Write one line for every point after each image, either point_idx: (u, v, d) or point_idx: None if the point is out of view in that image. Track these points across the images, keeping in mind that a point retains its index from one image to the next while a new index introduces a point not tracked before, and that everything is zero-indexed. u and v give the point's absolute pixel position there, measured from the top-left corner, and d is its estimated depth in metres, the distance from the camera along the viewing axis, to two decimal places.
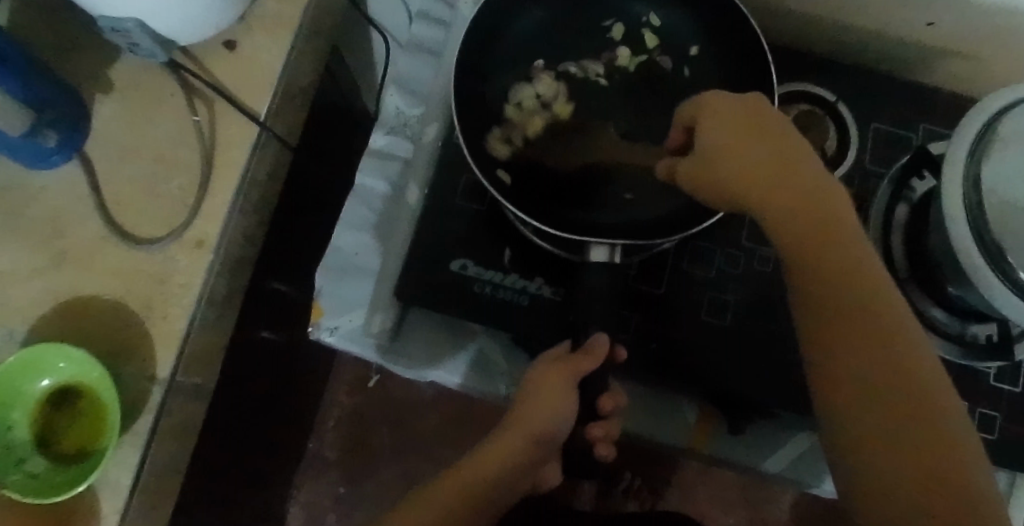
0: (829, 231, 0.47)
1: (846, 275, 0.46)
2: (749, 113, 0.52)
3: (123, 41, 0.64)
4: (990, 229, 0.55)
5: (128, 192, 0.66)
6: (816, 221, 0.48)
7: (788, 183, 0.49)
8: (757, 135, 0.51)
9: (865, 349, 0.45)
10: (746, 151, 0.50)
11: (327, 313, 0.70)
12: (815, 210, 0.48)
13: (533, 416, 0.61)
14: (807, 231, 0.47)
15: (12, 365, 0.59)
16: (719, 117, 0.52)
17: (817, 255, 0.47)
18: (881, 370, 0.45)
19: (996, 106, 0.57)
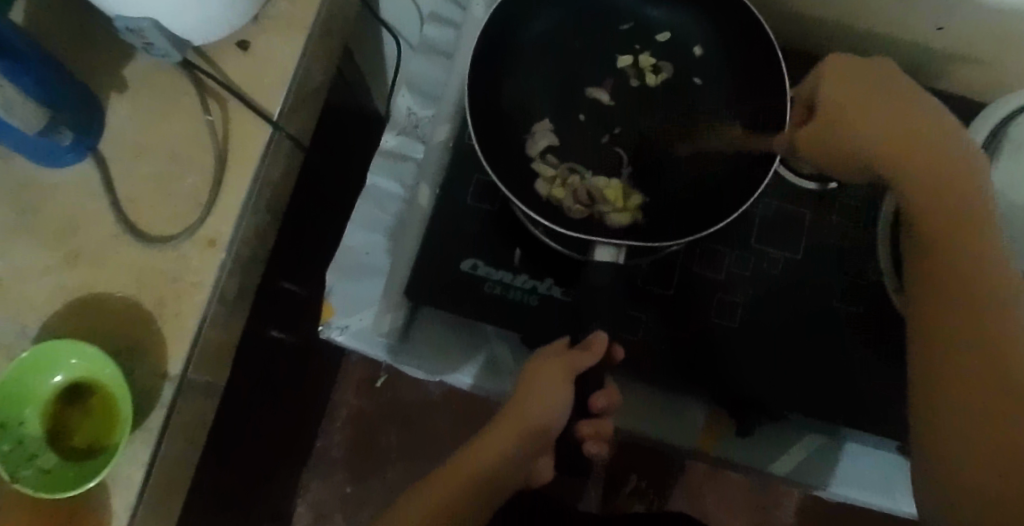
0: (947, 184, 0.49)
1: (954, 197, 0.49)
2: (868, 82, 0.52)
3: (138, 41, 0.64)
4: (999, 233, 0.54)
5: (142, 191, 0.67)
6: (906, 130, 0.50)
7: (903, 109, 0.51)
8: (881, 105, 0.51)
9: (933, 311, 0.49)
10: (864, 101, 0.51)
11: (337, 312, 0.71)
12: (923, 136, 0.50)
13: (529, 410, 0.61)
14: (934, 176, 0.49)
15: (26, 360, 0.59)
16: (836, 80, 0.53)
17: (939, 181, 0.49)
18: (976, 337, 0.47)
19: (1006, 110, 0.57)
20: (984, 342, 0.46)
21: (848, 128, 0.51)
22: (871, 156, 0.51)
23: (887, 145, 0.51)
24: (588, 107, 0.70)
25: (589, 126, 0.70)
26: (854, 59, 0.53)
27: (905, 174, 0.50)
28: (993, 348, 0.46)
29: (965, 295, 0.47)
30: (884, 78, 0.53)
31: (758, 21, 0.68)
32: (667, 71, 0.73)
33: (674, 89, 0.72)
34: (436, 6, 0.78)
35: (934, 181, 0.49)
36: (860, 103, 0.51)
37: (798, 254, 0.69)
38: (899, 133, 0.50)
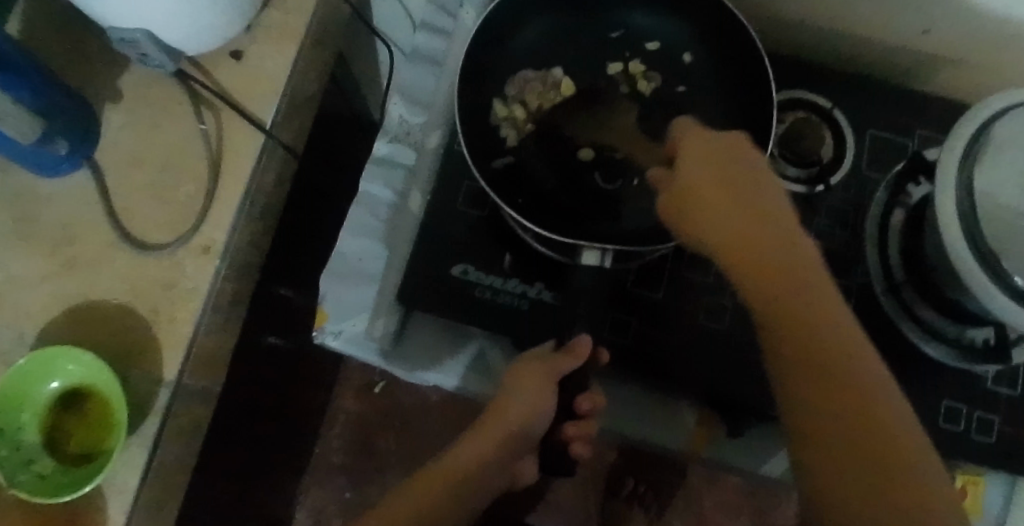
0: (771, 270, 0.46)
1: (787, 290, 0.45)
2: (725, 150, 0.52)
3: (133, 52, 0.66)
4: (983, 233, 0.55)
5: (137, 199, 0.68)
6: (749, 230, 0.48)
7: (757, 205, 0.49)
8: (720, 188, 0.50)
9: (800, 378, 0.43)
10: (705, 184, 0.50)
11: (331, 318, 0.71)
12: (735, 206, 0.49)
13: (514, 411, 0.62)
14: (733, 251, 0.47)
15: (22, 367, 0.60)
16: (697, 154, 0.52)
17: (748, 266, 0.47)
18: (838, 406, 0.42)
19: (985, 114, 0.58)
20: (852, 401, 0.42)
21: (701, 205, 0.50)
22: (710, 242, 0.49)
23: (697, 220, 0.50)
24: (575, 111, 0.70)
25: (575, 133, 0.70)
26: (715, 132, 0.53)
27: (748, 284, 0.47)
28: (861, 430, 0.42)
29: (832, 340, 0.43)
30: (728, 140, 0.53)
31: (747, 33, 0.68)
32: (656, 80, 0.73)
33: (664, 98, 0.72)
34: (426, 14, 0.79)
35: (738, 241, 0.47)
36: (699, 177, 0.51)
37: None
38: (743, 229, 0.48)
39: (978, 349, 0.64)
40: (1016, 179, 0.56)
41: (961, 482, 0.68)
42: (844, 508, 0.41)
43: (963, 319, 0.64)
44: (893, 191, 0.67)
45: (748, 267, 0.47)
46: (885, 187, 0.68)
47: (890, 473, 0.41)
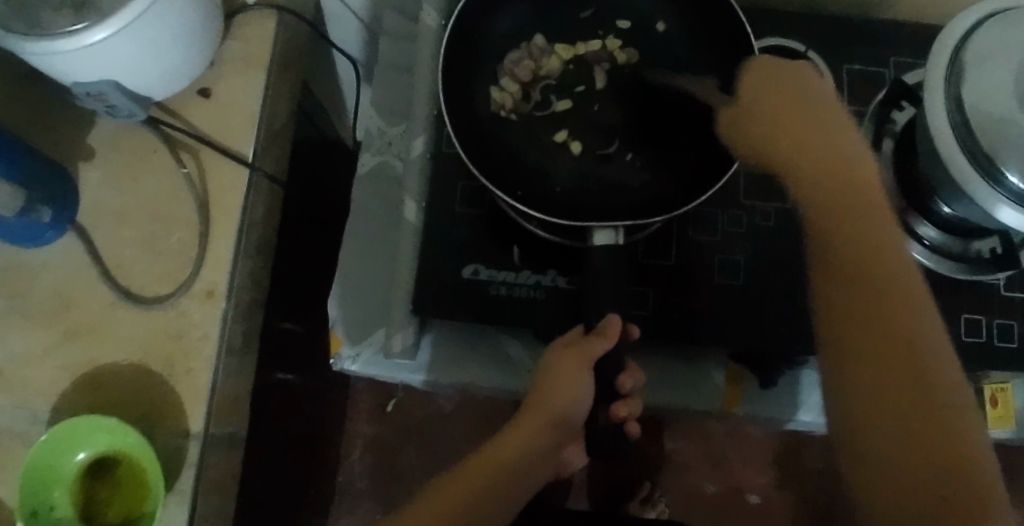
0: (839, 190, 0.51)
1: (847, 209, 0.50)
2: (788, 80, 0.56)
3: (99, 105, 0.63)
4: (978, 142, 0.56)
5: (130, 255, 0.66)
6: (811, 140, 0.53)
7: (822, 132, 0.53)
8: (793, 104, 0.54)
9: (844, 322, 0.47)
10: (776, 99, 0.55)
11: (346, 342, 0.71)
12: (794, 123, 0.53)
13: (551, 400, 0.63)
14: (821, 172, 0.51)
15: (45, 444, 0.58)
16: (767, 80, 0.56)
17: (833, 205, 0.50)
18: (889, 329, 0.46)
19: (956, 36, 0.60)
20: (871, 311, 0.47)
21: (749, 123, 0.55)
22: (761, 150, 0.54)
23: (786, 132, 0.53)
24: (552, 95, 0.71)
25: (553, 116, 0.71)
26: (781, 63, 0.57)
27: (823, 222, 0.51)
28: (884, 340, 0.46)
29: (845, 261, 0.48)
30: (790, 68, 0.57)
31: None
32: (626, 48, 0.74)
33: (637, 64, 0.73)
34: (389, 22, 0.78)
35: (799, 152, 0.52)
36: (775, 107, 0.55)
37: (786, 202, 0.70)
38: (797, 141, 0.53)
39: (984, 260, 0.67)
40: (1003, 85, 0.57)
41: (989, 391, 0.72)
42: (868, 417, 0.46)
43: (965, 234, 0.67)
44: (879, 121, 0.70)
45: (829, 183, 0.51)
46: (870, 118, 0.71)
47: (929, 379, 0.45)
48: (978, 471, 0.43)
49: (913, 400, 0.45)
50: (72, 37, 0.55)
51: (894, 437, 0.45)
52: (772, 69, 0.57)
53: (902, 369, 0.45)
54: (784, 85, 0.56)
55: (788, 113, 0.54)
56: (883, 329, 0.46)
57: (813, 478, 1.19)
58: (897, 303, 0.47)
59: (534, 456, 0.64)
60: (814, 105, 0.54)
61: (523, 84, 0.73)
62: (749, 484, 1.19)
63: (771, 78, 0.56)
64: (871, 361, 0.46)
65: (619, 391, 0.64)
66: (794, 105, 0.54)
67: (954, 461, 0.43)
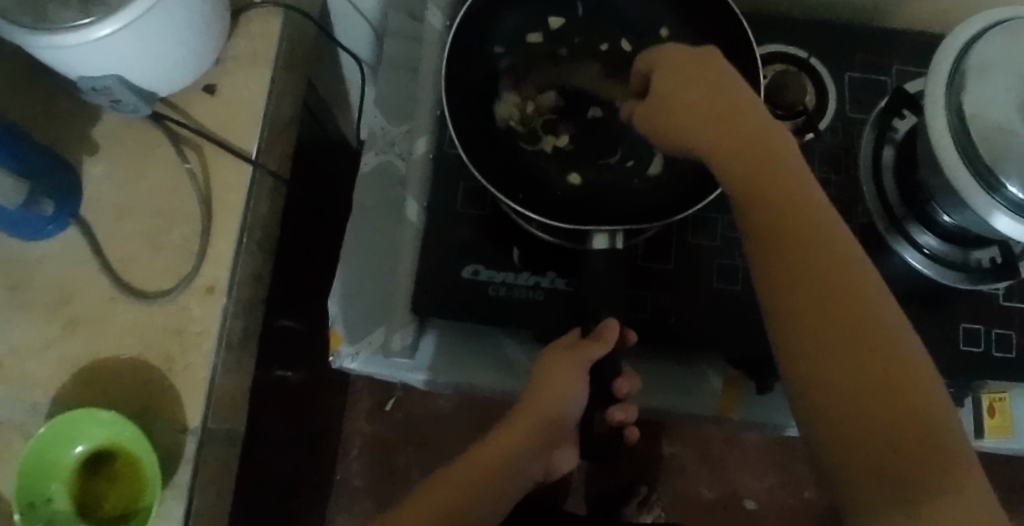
0: (759, 173, 0.49)
1: (793, 188, 0.49)
2: (698, 68, 0.54)
3: (105, 100, 0.63)
4: (977, 150, 0.56)
5: (131, 249, 0.66)
6: (730, 124, 0.51)
7: (737, 109, 0.52)
8: (717, 91, 0.52)
9: (801, 321, 0.47)
10: (694, 90, 0.53)
11: (345, 340, 0.71)
12: (736, 129, 0.51)
13: (543, 400, 0.63)
14: (746, 161, 0.50)
15: (42, 436, 0.59)
16: (669, 68, 0.55)
17: (761, 190, 0.49)
18: (843, 326, 0.46)
19: (957, 44, 0.60)
20: (817, 295, 0.47)
21: (677, 115, 0.53)
22: (694, 142, 0.52)
23: (722, 118, 0.51)
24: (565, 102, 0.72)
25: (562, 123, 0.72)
26: (677, 50, 0.55)
27: (756, 233, 0.49)
28: (826, 316, 0.46)
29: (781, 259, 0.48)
30: (697, 56, 0.54)
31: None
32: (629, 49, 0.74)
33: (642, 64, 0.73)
34: (396, 23, 0.79)
35: (729, 155, 0.50)
36: (678, 92, 0.53)
37: None
38: (727, 129, 0.51)
39: (985, 268, 0.66)
40: (1003, 96, 0.57)
41: (986, 401, 0.73)
42: (835, 418, 0.45)
43: (965, 243, 0.66)
44: (881, 129, 0.70)
45: (745, 167, 0.50)
46: (872, 127, 0.70)
47: (881, 365, 0.45)
48: (944, 449, 0.43)
49: (864, 380, 0.45)
50: (76, 32, 0.55)
51: (849, 419, 0.44)
52: (684, 59, 0.54)
53: (855, 346, 0.45)
54: (690, 69, 0.54)
55: (693, 104, 0.52)
56: (829, 312, 0.46)
57: (811, 484, 1.19)
58: (854, 290, 0.47)
59: (524, 455, 0.64)
60: (744, 92, 0.53)
61: (534, 88, 0.73)
62: (747, 488, 1.19)
63: (682, 65, 0.54)
64: (837, 367, 0.45)
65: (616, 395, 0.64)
66: (697, 86, 0.53)
67: (920, 445, 0.43)
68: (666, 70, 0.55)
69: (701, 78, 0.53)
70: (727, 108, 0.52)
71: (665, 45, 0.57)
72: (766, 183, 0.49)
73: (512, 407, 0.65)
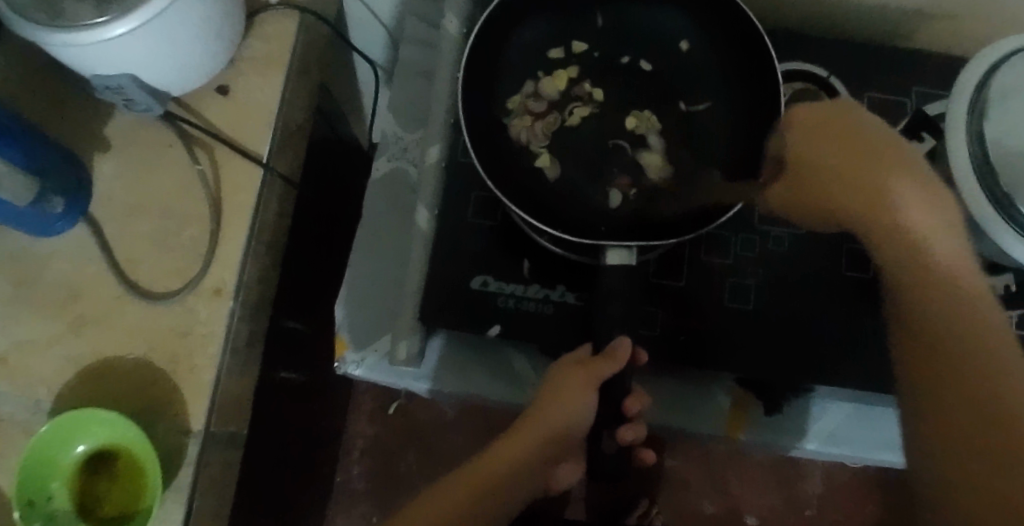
0: (887, 227, 0.53)
1: (929, 262, 0.51)
2: (841, 122, 0.56)
3: (117, 99, 0.63)
4: (997, 177, 0.56)
5: (140, 249, 0.66)
6: (864, 178, 0.53)
7: (866, 185, 0.53)
8: (860, 155, 0.54)
9: (933, 361, 0.49)
10: (823, 147, 0.55)
11: (351, 346, 0.70)
12: (867, 185, 0.53)
13: (551, 416, 0.62)
14: (863, 210, 0.54)
15: (45, 435, 0.58)
16: (811, 123, 0.57)
17: (884, 236, 0.53)
18: (962, 375, 0.48)
19: (986, 64, 0.59)
20: (956, 345, 0.49)
21: (811, 170, 0.56)
22: (834, 206, 0.55)
23: (839, 174, 0.54)
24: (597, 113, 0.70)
25: (594, 136, 0.70)
26: (821, 105, 0.57)
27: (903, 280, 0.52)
28: (942, 354, 0.49)
29: (931, 300, 0.50)
30: (840, 111, 0.56)
31: (741, 9, 0.70)
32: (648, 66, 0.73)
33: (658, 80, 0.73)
34: (410, 28, 0.78)
35: (852, 201, 0.54)
36: (833, 140, 0.55)
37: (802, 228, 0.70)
38: (846, 175, 0.54)
39: (999, 296, 0.66)
40: None
41: None
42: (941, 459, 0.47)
43: (980, 267, 0.66)
44: (900, 150, 0.69)
45: (878, 219, 0.53)
46: None
47: (990, 405, 0.47)
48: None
49: (954, 424, 0.47)
50: (92, 31, 0.55)
51: (958, 466, 0.46)
52: (818, 112, 0.57)
53: (984, 389, 0.47)
54: (839, 123, 0.56)
55: (849, 156, 0.54)
56: (950, 342, 0.49)
57: (813, 502, 1.18)
58: (977, 337, 0.49)
59: (529, 468, 0.63)
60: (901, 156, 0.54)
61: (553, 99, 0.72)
62: (749, 505, 1.18)
63: (826, 118, 0.56)
64: (950, 401, 0.48)
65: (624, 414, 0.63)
66: (875, 148, 0.54)
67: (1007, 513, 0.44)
68: (796, 131, 0.57)
69: (836, 130, 0.55)
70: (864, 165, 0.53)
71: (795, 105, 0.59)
72: (896, 243, 0.53)
73: (519, 418, 0.65)
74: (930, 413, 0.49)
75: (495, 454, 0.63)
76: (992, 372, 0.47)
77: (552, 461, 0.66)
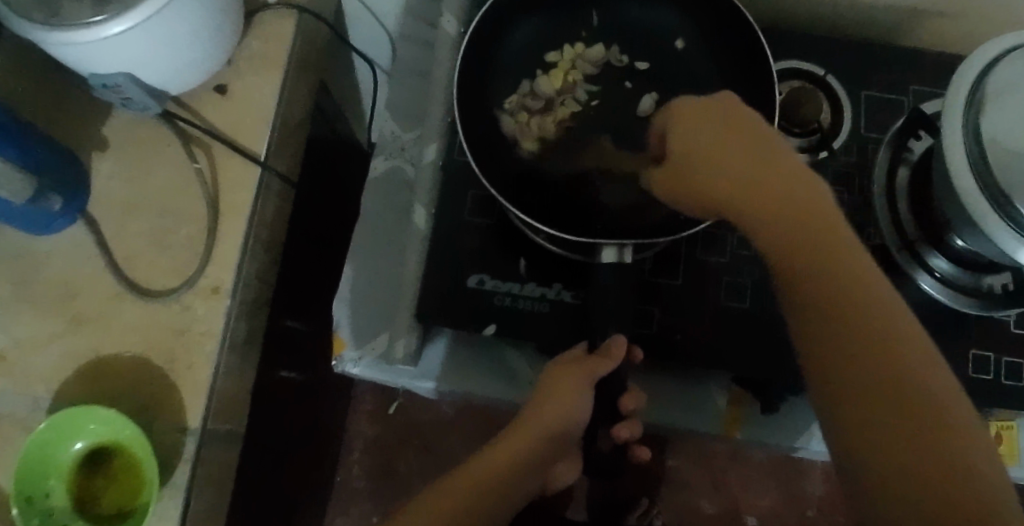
0: (800, 215, 0.47)
1: (841, 245, 0.46)
2: (724, 122, 0.52)
3: (116, 97, 0.63)
4: (993, 173, 0.55)
5: (137, 247, 0.66)
6: (758, 168, 0.49)
7: (773, 161, 0.50)
8: (744, 152, 0.50)
9: (846, 372, 0.44)
10: (711, 149, 0.51)
11: (348, 344, 0.70)
12: (768, 176, 0.49)
13: (548, 412, 0.62)
14: (762, 202, 0.48)
15: (42, 432, 0.59)
16: (687, 117, 0.53)
17: (775, 233, 0.47)
18: (872, 376, 0.43)
19: (981, 62, 0.59)
20: (885, 345, 0.43)
21: (695, 166, 0.51)
22: (716, 197, 0.50)
23: (741, 181, 0.49)
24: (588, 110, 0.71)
25: (588, 135, 0.70)
26: (704, 96, 0.54)
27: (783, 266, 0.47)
28: (863, 334, 0.44)
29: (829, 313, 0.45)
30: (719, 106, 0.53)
31: (737, 8, 0.70)
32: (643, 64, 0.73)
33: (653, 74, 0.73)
34: (407, 28, 0.78)
35: (764, 193, 0.48)
36: (703, 142, 0.52)
37: None
38: (752, 179, 0.49)
39: (997, 296, 0.65)
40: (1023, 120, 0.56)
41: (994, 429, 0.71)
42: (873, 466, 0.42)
43: (977, 266, 0.65)
44: (896, 151, 0.69)
45: (782, 217, 0.47)
46: (886, 147, 0.70)
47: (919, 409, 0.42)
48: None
49: (879, 412, 0.42)
50: (89, 29, 0.55)
51: (858, 448, 0.43)
52: (697, 106, 0.54)
53: (873, 367, 0.43)
54: (734, 118, 0.52)
55: (719, 150, 0.51)
56: (856, 314, 0.44)
57: (814, 502, 1.18)
58: (857, 303, 0.44)
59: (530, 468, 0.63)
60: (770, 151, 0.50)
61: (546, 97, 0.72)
62: (750, 505, 1.18)
63: (702, 112, 0.53)
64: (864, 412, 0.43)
65: (620, 411, 0.64)
66: (757, 144, 0.51)
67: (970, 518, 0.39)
68: (677, 118, 0.54)
69: (719, 125, 0.52)
70: (761, 159, 0.50)
71: (675, 97, 0.56)
72: (791, 240, 0.47)
73: (517, 415, 0.64)
74: (847, 425, 0.43)
75: (494, 451, 0.63)
76: (898, 363, 0.43)
77: (554, 460, 0.65)
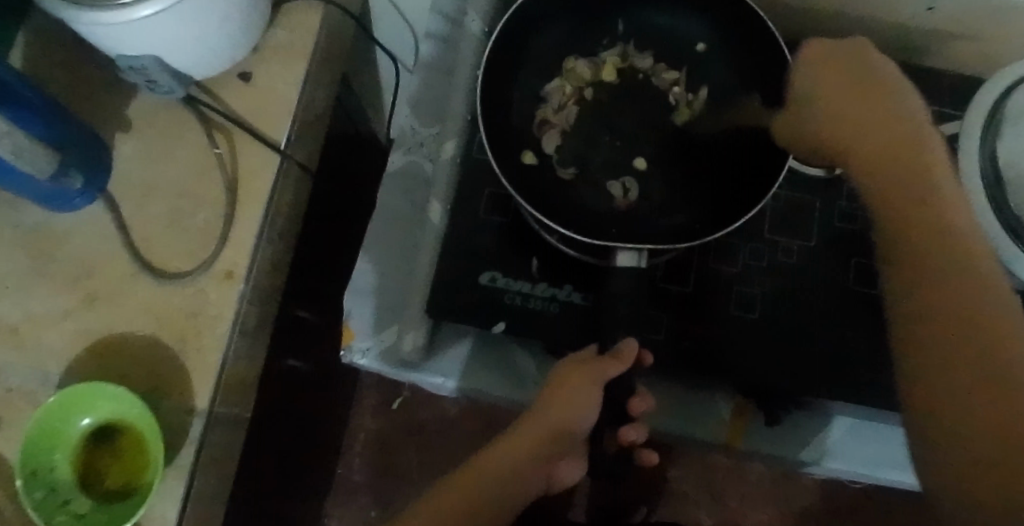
0: (899, 193, 0.49)
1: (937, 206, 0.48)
2: (849, 59, 0.55)
3: (140, 79, 0.64)
4: (1008, 199, 0.56)
5: (155, 228, 0.67)
6: (867, 114, 0.52)
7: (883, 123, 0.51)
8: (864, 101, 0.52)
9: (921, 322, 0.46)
10: (847, 98, 0.53)
11: (358, 335, 0.71)
12: (908, 138, 0.50)
13: (555, 412, 0.62)
14: (877, 148, 0.51)
15: (52, 406, 0.59)
16: (821, 62, 0.55)
17: (882, 167, 0.50)
18: (969, 334, 0.44)
19: (1002, 85, 0.59)
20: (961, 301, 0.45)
21: (823, 112, 0.54)
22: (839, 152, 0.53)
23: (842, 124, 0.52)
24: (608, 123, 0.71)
25: (614, 133, 0.71)
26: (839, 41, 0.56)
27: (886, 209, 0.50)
28: (950, 292, 0.45)
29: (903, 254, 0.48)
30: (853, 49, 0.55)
31: (762, 20, 0.70)
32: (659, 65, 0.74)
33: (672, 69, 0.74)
34: (431, 24, 0.79)
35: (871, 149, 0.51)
36: (841, 89, 0.54)
37: (811, 240, 0.70)
38: (899, 140, 0.50)
39: None
40: None
41: None
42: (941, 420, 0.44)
43: None
44: None
45: (884, 141, 0.51)
46: None
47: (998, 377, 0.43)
48: None
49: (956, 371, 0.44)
50: (120, 11, 0.55)
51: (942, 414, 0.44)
52: (825, 49, 0.56)
53: (964, 335, 0.44)
54: (837, 65, 0.55)
55: (854, 94, 0.53)
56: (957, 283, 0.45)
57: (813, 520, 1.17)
58: (971, 306, 0.44)
59: (533, 463, 0.63)
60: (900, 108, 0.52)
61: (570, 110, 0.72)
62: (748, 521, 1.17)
63: (830, 59, 0.55)
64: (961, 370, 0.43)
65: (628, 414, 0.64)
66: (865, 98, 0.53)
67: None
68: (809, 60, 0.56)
69: (854, 78, 0.54)
70: (859, 106, 0.52)
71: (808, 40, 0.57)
72: (892, 168, 0.50)
73: (523, 411, 0.65)
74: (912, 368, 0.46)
75: (499, 450, 0.63)
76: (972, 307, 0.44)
77: (555, 459, 0.66)
